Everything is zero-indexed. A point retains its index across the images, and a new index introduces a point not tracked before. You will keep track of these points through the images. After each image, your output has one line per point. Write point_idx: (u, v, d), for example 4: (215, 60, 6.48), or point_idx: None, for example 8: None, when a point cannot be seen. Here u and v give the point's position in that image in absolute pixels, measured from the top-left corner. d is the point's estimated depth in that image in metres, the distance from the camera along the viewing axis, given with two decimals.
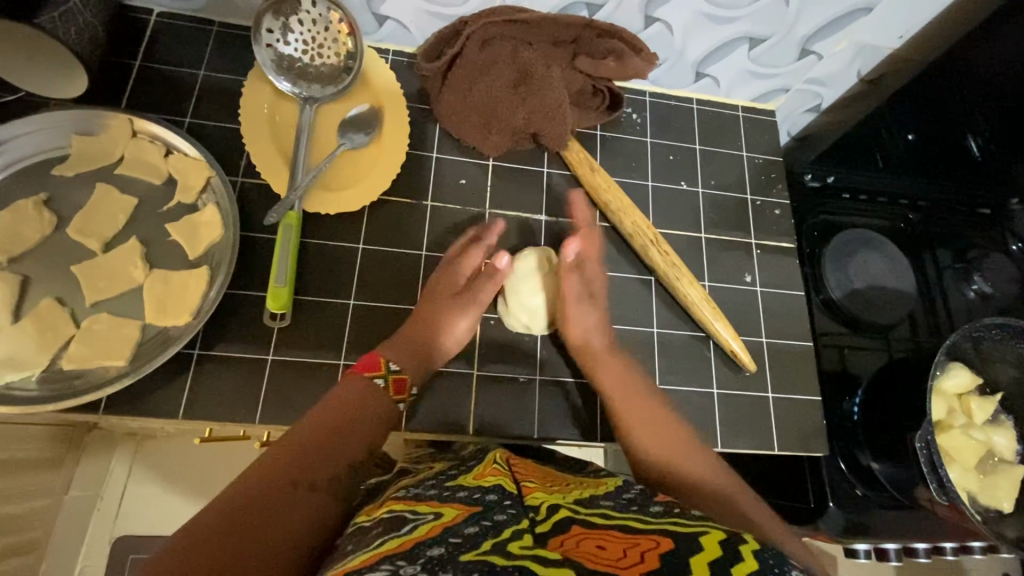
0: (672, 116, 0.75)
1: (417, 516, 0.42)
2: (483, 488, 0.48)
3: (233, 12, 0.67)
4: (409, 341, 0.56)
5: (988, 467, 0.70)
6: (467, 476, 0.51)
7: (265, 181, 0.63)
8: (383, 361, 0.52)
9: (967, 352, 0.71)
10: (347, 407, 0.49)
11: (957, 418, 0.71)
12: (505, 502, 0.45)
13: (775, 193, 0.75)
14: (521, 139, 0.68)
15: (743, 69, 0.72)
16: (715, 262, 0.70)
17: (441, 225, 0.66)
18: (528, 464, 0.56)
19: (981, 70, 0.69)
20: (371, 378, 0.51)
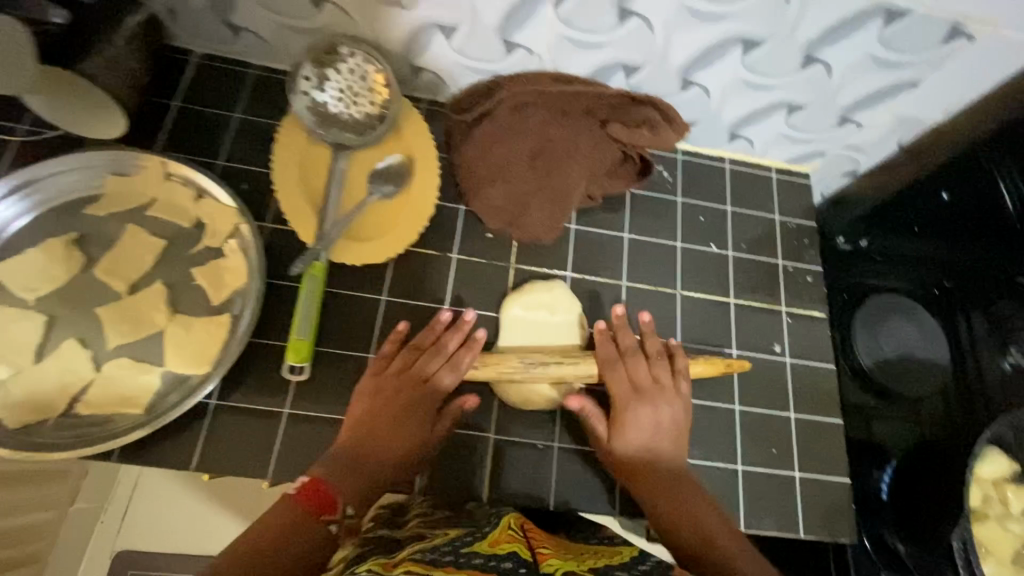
0: (704, 175, 0.74)
1: None
2: (498, 555, 0.45)
3: (273, 57, 0.68)
4: (372, 480, 0.52)
5: None
6: (482, 543, 0.48)
7: (293, 228, 0.62)
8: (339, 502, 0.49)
9: (1009, 440, 0.67)
10: (279, 541, 0.45)
11: (992, 507, 0.67)
12: (520, 570, 0.43)
13: (807, 258, 0.73)
14: (530, 205, 0.65)
15: (780, 133, 0.71)
16: (743, 330, 0.68)
17: (464, 279, 0.65)
18: (542, 531, 0.53)
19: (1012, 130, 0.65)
20: (324, 524, 0.47)
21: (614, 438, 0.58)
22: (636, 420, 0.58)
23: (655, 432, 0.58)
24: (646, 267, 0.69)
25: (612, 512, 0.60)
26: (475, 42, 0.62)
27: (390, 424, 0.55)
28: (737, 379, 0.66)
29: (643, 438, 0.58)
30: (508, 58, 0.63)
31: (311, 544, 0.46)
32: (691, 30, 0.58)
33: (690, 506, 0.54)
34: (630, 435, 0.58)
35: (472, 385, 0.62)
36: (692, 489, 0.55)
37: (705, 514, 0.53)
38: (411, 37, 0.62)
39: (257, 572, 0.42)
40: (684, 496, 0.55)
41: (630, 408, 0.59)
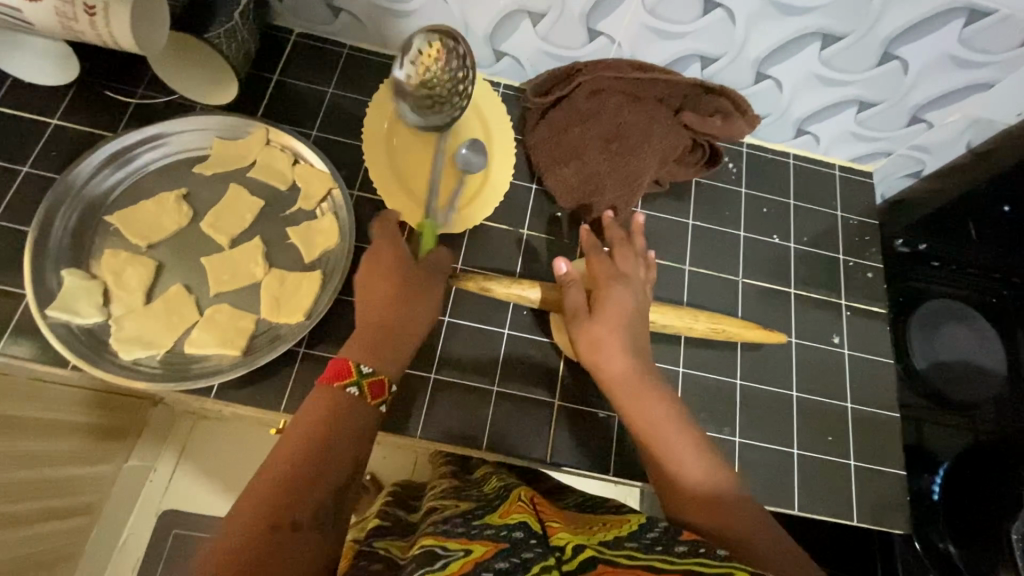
0: (768, 170, 0.76)
1: (448, 552, 0.42)
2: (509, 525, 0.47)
3: (365, 38, 0.72)
4: (391, 345, 0.53)
5: None
6: (494, 514, 0.51)
7: (379, 196, 0.66)
8: (355, 365, 0.49)
9: None
10: (317, 438, 0.45)
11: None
12: (530, 539, 0.44)
13: (867, 254, 0.74)
14: (596, 186, 0.67)
15: (848, 130, 0.72)
16: (802, 320, 0.70)
17: (535, 253, 0.68)
18: (551, 506, 0.54)
19: None
20: (346, 389, 0.48)
21: (587, 339, 0.56)
22: (616, 296, 0.57)
23: (625, 334, 0.56)
24: (709, 253, 0.71)
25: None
26: (560, 29, 0.65)
27: (401, 294, 0.55)
28: (794, 367, 0.68)
29: (620, 364, 0.55)
30: (590, 45, 0.66)
31: (356, 424, 0.47)
32: (772, 23, 0.60)
33: (661, 424, 0.53)
34: (608, 362, 0.55)
35: (537, 352, 0.65)
36: (665, 399, 0.54)
37: (672, 434, 0.52)
38: (500, 22, 0.66)
39: (318, 451, 0.44)
40: (650, 411, 0.53)
41: (597, 317, 0.56)
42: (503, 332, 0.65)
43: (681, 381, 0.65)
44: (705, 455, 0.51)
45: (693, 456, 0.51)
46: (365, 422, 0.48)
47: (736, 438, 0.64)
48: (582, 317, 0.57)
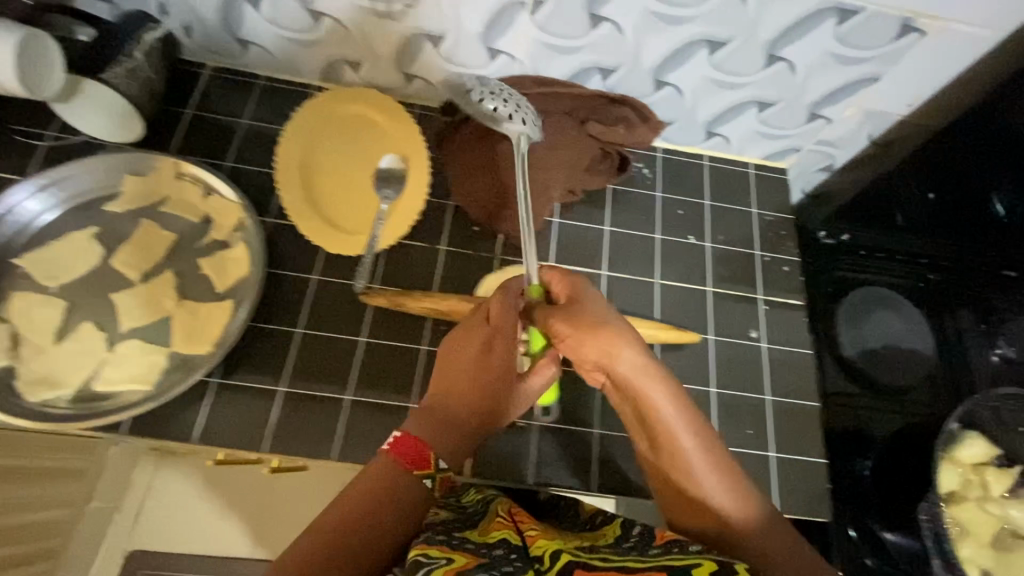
0: (682, 173, 0.78)
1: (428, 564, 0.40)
2: (488, 541, 0.43)
3: (277, 67, 0.73)
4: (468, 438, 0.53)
5: (1003, 544, 0.66)
6: (473, 526, 0.46)
7: (291, 222, 0.67)
8: (434, 459, 0.49)
9: (985, 420, 0.70)
10: (364, 514, 0.46)
11: (971, 489, 0.68)
12: (511, 555, 0.41)
13: (783, 249, 0.76)
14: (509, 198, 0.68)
15: (754, 129, 0.74)
16: (719, 317, 0.71)
17: (452, 268, 0.68)
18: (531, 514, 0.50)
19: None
20: (420, 479, 0.49)
21: (588, 334, 0.51)
22: (595, 302, 0.54)
23: (620, 329, 0.51)
24: (625, 257, 0.72)
25: (590, 489, 0.62)
26: (461, 49, 0.66)
27: (483, 379, 0.54)
28: (713, 363, 0.69)
29: (632, 366, 0.50)
30: (492, 63, 0.68)
31: (410, 501, 0.48)
32: (659, 33, 0.62)
33: (680, 432, 0.49)
34: (619, 361, 0.50)
35: None
36: (684, 400, 0.51)
37: (693, 445, 0.49)
38: (403, 46, 0.67)
39: (380, 515, 0.47)
40: (668, 417, 0.49)
41: (589, 309, 0.53)
42: (419, 349, 0.63)
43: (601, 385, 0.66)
44: (725, 467, 0.49)
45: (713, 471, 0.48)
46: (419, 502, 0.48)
47: None
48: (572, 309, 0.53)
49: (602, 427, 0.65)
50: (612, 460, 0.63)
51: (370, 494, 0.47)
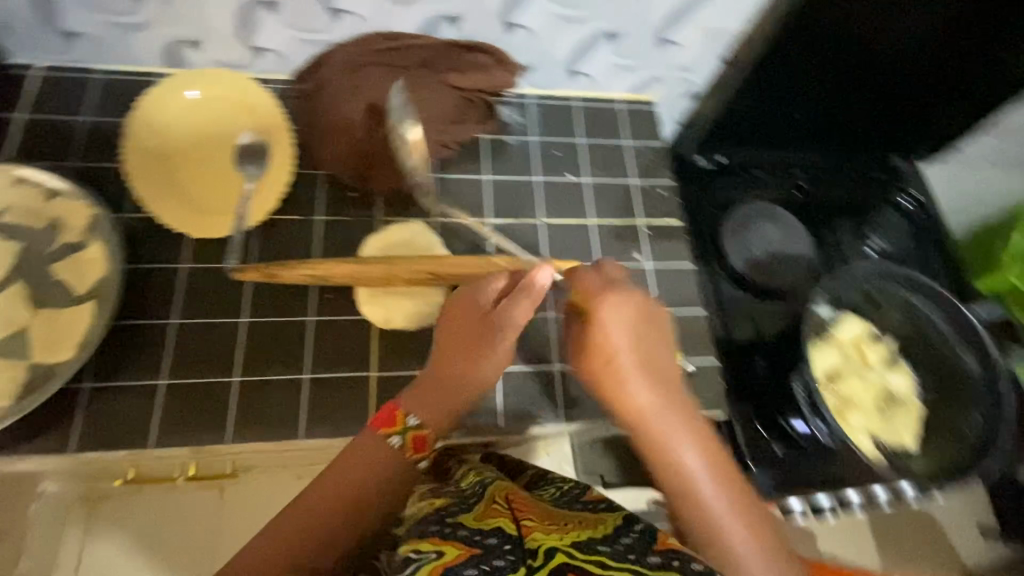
0: (553, 115, 0.79)
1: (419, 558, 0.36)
2: (484, 529, 0.39)
3: (114, 59, 0.69)
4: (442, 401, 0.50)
5: (887, 410, 0.72)
6: (470, 513, 0.41)
7: (151, 214, 0.64)
8: (401, 416, 0.48)
9: (853, 300, 0.75)
10: (338, 478, 0.45)
11: (851, 364, 0.74)
12: (505, 546, 0.36)
13: (658, 174, 0.79)
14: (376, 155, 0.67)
15: (611, 62, 0.77)
16: (604, 244, 0.73)
17: (330, 235, 0.67)
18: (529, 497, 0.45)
19: (888, 53, 0.81)
20: (386, 437, 0.47)
21: (611, 367, 0.50)
22: (615, 325, 0.50)
23: (631, 358, 0.50)
24: (507, 201, 0.73)
25: (498, 427, 0.61)
26: (301, 12, 0.65)
27: (478, 338, 0.52)
28: None
29: (651, 397, 0.48)
30: (337, 24, 0.67)
31: (377, 469, 0.46)
32: None
33: (699, 474, 0.45)
34: (635, 393, 0.48)
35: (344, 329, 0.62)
36: (707, 437, 0.47)
37: (711, 486, 0.44)
38: (240, 17, 0.65)
39: (365, 497, 0.45)
40: (684, 453, 0.45)
41: (606, 332, 0.50)
42: (307, 319, 0.62)
43: None
44: (748, 517, 0.43)
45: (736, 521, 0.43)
46: (388, 469, 0.46)
47: (559, 363, 0.65)
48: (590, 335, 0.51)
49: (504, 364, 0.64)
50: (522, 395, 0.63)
51: (349, 455, 0.46)
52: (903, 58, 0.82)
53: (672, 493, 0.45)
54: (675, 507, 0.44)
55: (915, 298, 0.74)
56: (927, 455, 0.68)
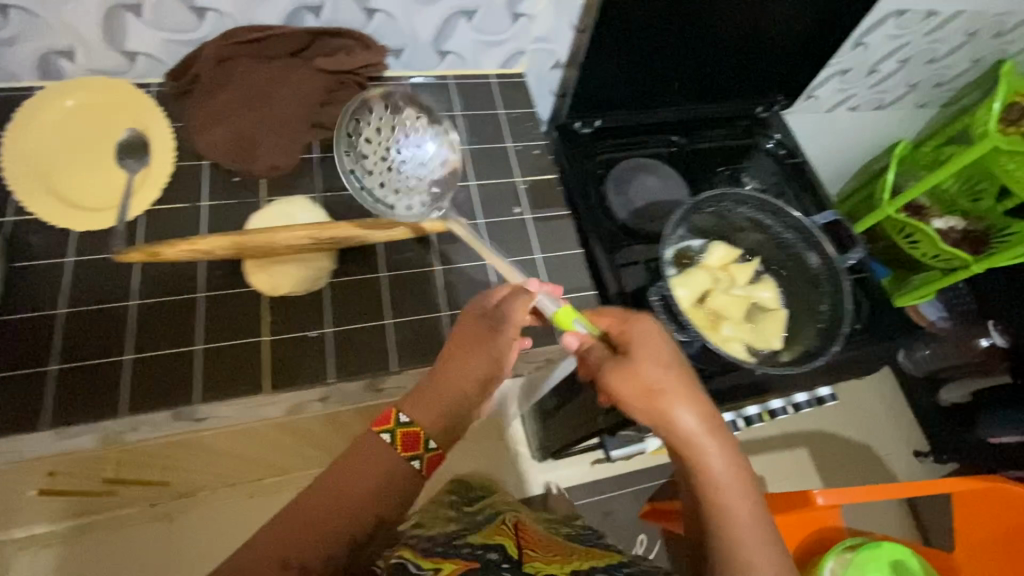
0: (430, 94, 0.85)
1: (421, 566, 0.50)
2: (485, 548, 0.57)
3: None
4: (433, 403, 0.59)
5: (755, 318, 0.80)
6: (481, 534, 0.65)
7: (36, 215, 0.67)
8: (393, 415, 0.57)
9: (709, 227, 0.83)
10: (344, 473, 0.54)
11: (721, 283, 0.81)
12: (500, 560, 0.54)
13: (531, 136, 0.85)
14: (255, 142, 0.71)
15: (475, 40, 0.83)
16: (484, 202, 0.79)
17: (217, 217, 0.70)
18: (530, 534, 0.69)
19: (727, 18, 0.88)
20: (379, 432, 0.56)
21: (650, 394, 0.52)
22: (646, 349, 0.53)
23: (675, 378, 0.52)
24: None
25: (390, 371, 0.65)
26: (165, 14, 0.69)
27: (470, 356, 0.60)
28: (487, 241, 0.76)
29: (694, 423, 0.51)
30: (204, 23, 0.71)
31: (379, 469, 0.54)
32: None
33: (728, 497, 0.50)
34: (681, 421, 0.51)
35: (234, 299, 0.65)
36: (736, 465, 0.51)
37: (743, 504, 0.50)
38: (107, 24, 0.69)
39: (365, 495, 0.53)
40: (716, 467, 0.51)
41: (642, 363, 0.52)
42: (198, 294, 0.65)
43: (384, 284, 0.69)
44: (766, 533, 0.50)
45: (760, 540, 0.49)
46: (392, 471, 0.55)
47: (448, 308, 0.69)
48: (627, 368, 0.52)
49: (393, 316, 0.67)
50: (412, 339, 0.67)
51: (350, 459, 0.55)
52: (745, 19, 0.90)
53: (707, 511, 0.51)
54: (709, 523, 0.50)
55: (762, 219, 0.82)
56: (789, 350, 0.78)
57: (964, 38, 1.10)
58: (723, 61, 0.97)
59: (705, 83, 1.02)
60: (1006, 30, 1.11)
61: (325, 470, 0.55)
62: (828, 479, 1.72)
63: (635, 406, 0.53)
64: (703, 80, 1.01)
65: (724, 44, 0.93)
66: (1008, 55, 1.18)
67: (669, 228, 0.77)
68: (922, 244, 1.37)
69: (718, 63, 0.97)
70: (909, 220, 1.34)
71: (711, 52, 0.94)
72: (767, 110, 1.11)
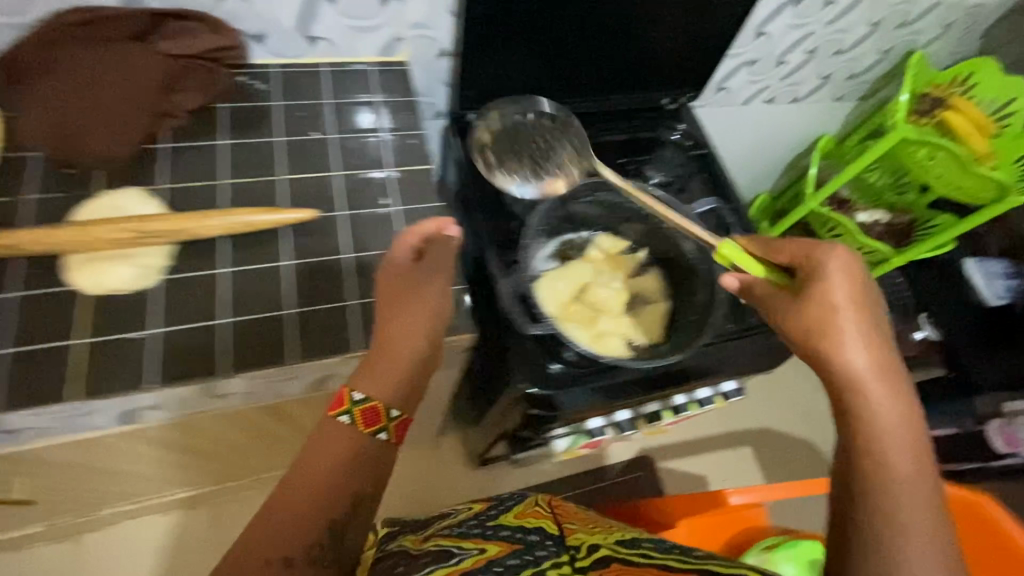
0: (301, 82, 0.81)
1: (463, 550, 0.59)
2: (524, 528, 0.64)
3: None
4: (390, 369, 0.61)
5: (639, 310, 0.82)
6: (510, 515, 0.69)
7: None
8: (347, 395, 0.58)
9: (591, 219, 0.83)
10: (311, 456, 0.55)
11: (604, 276, 0.82)
12: (544, 541, 0.60)
13: (408, 126, 0.82)
14: (85, 128, 0.67)
15: (345, 26, 0.80)
16: (348, 193, 0.74)
17: (42, 211, 0.65)
18: (567, 507, 0.74)
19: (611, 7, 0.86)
20: (337, 415, 0.57)
21: (832, 324, 0.53)
22: (837, 284, 0.53)
23: (846, 320, 0.52)
24: (246, 163, 0.73)
25: (220, 374, 0.61)
26: None
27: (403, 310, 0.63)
28: (346, 233, 0.71)
29: (861, 360, 0.51)
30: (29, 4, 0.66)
31: (351, 444, 0.57)
32: None
33: (897, 433, 0.49)
34: (851, 353, 0.51)
35: (51, 298, 0.60)
36: (902, 398, 0.51)
37: (906, 462, 0.48)
38: None
39: (341, 476, 0.55)
40: (885, 414, 0.50)
41: (830, 288, 0.53)
42: (11, 294, 0.60)
43: (224, 281, 0.65)
44: (927, 464, 0.49)
45: (918, 475, 0.48)
46: (363, 447, 0.57)
47: (294, 308, 0.65)
48: (813, 294, 0.54)
49: (232, 314, 0.64)
50: (251, 337, 0.63)
51: (331, 441, 0.56)
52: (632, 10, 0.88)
53: (856, 447, 0.49)
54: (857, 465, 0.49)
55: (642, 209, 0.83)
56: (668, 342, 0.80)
57: (869, 28, 1.10)
58: (617, 53, 0.95)
59: (603, 75, 0.99)
60: (910, 20, 1.11)
61: (290, 468, 0.55)
62: (769, 476, 1.66)
63: (808, 337, 0.54)
64: (601, 72, 0.98)
65: (614, 35, 0.92)
66: (917, 46, 1.18)
67: (535, 215, 0.78)
68: (844, 237, 1.36)
69: (612, 54, 0.95)
70: (828, 213, 1.33)
71: (601, 44, 0.93)
72: (673, 101, 1.08)
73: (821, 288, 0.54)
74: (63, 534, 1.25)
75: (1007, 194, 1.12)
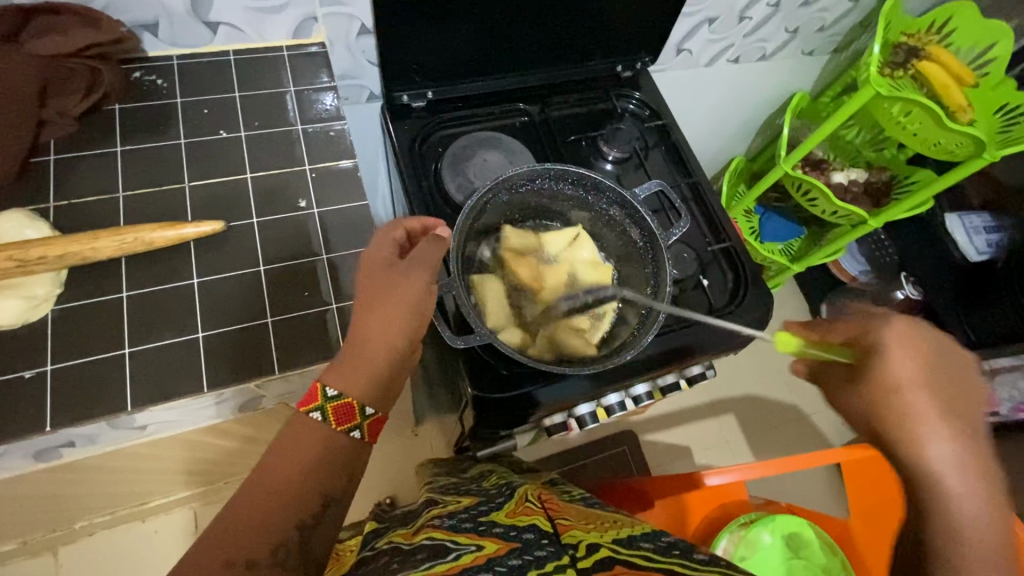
0: (206, 74, 0.74)
1: (460, 546, 0.52)
2: (520, 527, 0.56)
3: None
4: (366, 368, 0.54)
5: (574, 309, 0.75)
6: (501, 514, 0.63)
7: None
8: (320, 392, 0.51)
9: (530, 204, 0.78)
10: (276, 454, 0.48)
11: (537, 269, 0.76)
12: (543, 540, 0.51)
13: (328, 117, 0.75)
14: None
15: (245, 8, 0.72)
16: (262, 198, 0.68)
17: None
18: (559, 505, 0.68)
19: None
20: (308, 411, 0.50)
21: (905, 413, 0.47)
22: (901, 364, 0.47)
23: (920, 401, 0.46)
24: (144, 170, 0.67)
25: (123, 412, 0.56)
26: None
27: (379, 311, 0.56)
28: (261, 244, 0.66)
29: (940, 447, 0.46)
30: None
31: (326, 443, 0.50)
32: None
33: (975, 525, 0.44)
34: (927, 446, 0.46)
35: None
36: (988, 477, 0.46)
37: (992, 552, 0.44)
38: None
39: (299, 477, 0.47)
40: (966, 505, 0.45)
41: (892, 370, 0.47)
42: None
43: (127, 308, 0.60)
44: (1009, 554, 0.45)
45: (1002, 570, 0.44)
46: (341, 447, 0.50)
47: (202, 331, 0.60)
48: (869, 372, 0.48)
49: (132, 345, 0.59)
50: (157, 368, 0.58)
51: (294, 438, 0.49)
52: None
53: (939, 541, 0.45)
54: (935, 554, 0.45)
55: (579, 195, 0.78)
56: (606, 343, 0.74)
57: None
58: (559, 19, 0.88)
59: (546, 43, 0.91)
60: None
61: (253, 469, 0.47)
62: (754, 445, 1.63)
63: (873, 422, 0.48)
64: (542, 40, 0.91)
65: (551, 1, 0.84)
66: None
67: (461, 221, 0.70)
68: (820, 201, 1.29)
69: (553, 20, 0.87)
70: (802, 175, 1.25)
71: (540, 10, 0.85)
72: (630, 68, 1.01)
73: (881, 370, 0.47)
74: (34, 549, 1.23)
75: (985, 148, 1.05)
